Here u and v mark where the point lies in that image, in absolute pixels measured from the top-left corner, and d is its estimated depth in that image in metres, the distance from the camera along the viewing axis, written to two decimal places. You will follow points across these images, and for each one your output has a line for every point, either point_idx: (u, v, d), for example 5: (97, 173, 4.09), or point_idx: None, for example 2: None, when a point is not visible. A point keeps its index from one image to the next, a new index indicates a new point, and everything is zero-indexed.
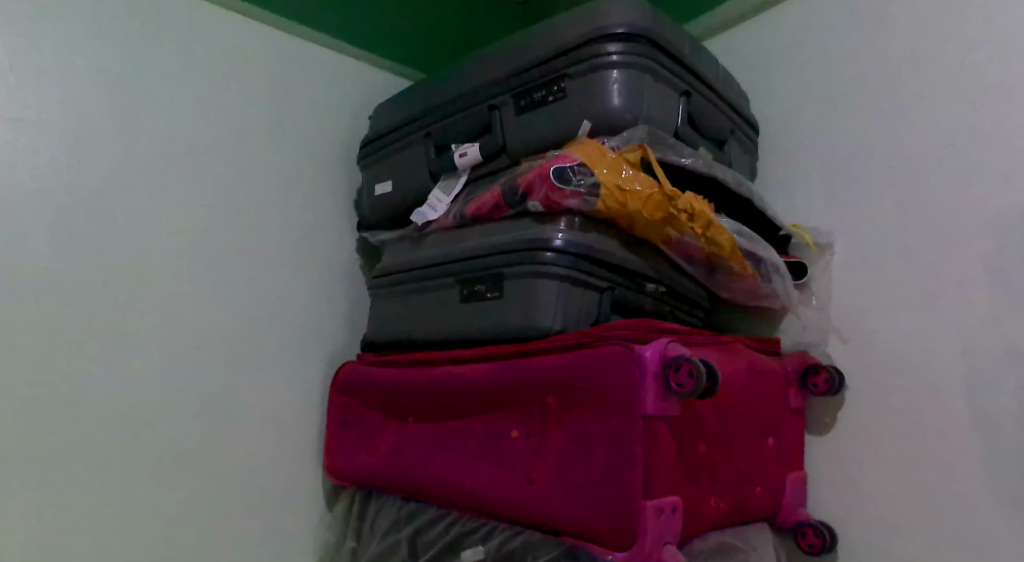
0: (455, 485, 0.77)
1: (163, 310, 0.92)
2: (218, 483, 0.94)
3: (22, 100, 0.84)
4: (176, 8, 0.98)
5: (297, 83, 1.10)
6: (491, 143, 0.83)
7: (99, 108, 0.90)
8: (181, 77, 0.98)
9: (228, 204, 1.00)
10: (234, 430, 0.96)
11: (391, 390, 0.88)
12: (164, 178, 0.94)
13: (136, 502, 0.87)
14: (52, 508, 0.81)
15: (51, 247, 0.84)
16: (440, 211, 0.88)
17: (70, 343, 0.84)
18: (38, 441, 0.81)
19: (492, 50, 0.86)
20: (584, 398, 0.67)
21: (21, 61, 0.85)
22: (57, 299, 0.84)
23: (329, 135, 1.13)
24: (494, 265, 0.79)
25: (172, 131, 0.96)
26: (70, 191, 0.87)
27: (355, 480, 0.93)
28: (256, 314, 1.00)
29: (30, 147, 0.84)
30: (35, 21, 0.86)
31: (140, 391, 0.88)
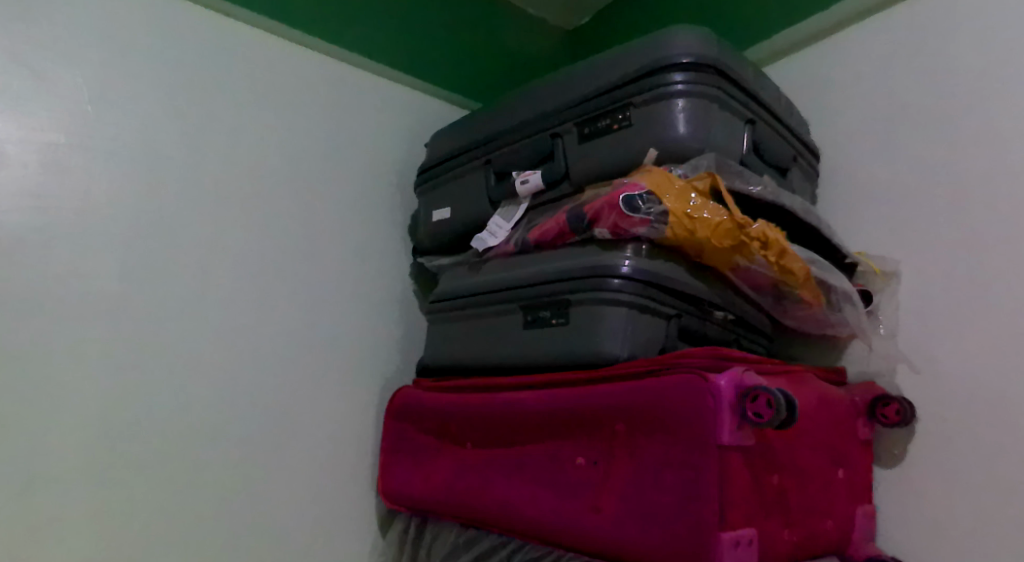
0: (518, 512, 0.77)
1: (224, 333, 0.93)
2: (274, 506, 0.94)
3: (99, 129, 0.88)
4: (242, 41, 1.02)
5: (355, 111, 1.12)
6: (553, 170, 0.83)
7: (168, 136, 0.93)
8: (246, 106, 1.01)
9: (287, 229, 1.01)
10: (289, 452, 0.96)
11: (450, 414, 0.88)
12: (228, 204, 0.97)
13: (194, 524, 0.87)
14: (113, 525, 0.82)
15: (123, 270, 0.87)
16: (501, 237, 0.88)
17: (137, 365, 0.86)
18: (101, 459, 0.82)
19: (554, 78, 0.87)
20: (656, 426, 0.67)
21: (99, 92, 0.89)
22: (127, 321, 0.86)
23: (386, 162, 1.15)
24: (560, 292, 0.79)
25: (237, 157, 0.99)
26: (141, 215, 0.89)
27: (411, 506, 0.92)
28: (313, 337, 1.01)
29: (106, 174, 0.87)
30: (113, 55, 0.90)
31: (202, 411, 0.90)
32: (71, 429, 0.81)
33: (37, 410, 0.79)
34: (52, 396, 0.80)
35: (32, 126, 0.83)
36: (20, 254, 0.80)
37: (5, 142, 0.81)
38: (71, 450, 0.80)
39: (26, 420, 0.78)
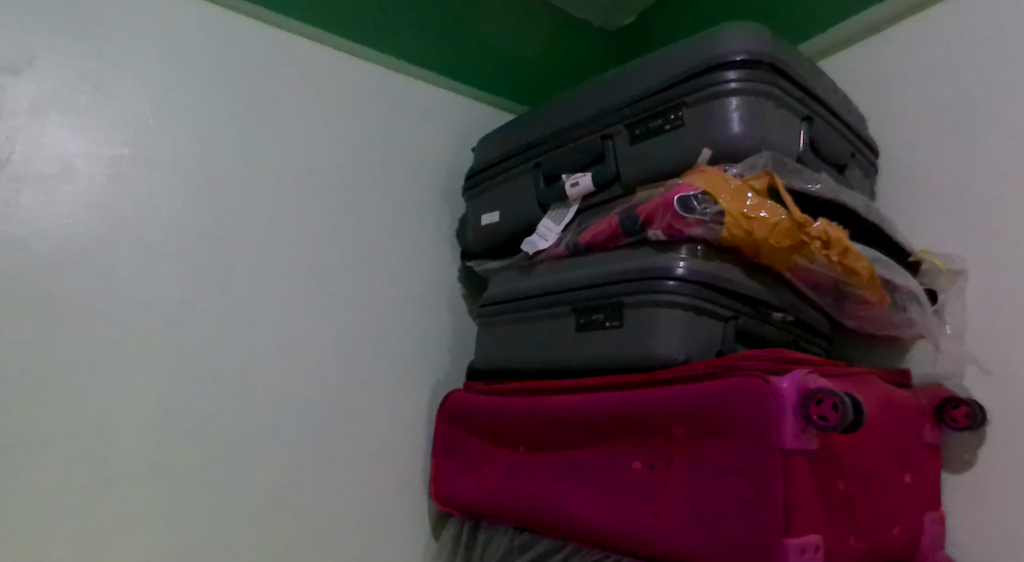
0: (573, 516, 0.77)
1: (279, 338, 0.95)
2: (329, 508, 0.95)
3: (159, 141, 0.91)
4: (293, 52, 1.04)
5: (402, 117, 1.13)
6: (603, 173, 0.83)
7: (224, 146, 0.96)
8: (297, 116, 1.03)
9: (338, 235, 1.03)
10: (343, 455, 0.98)
11: (502, 418, 0.88)
12: (281, 212, 0.99)
13: (254, 526, 0.89)
14: (177, 526, 0.84)
15: (184, 277, 0.90)
16: (551, 240, 0.88)
17: (198, 370, 0.89)
18: (166, 462, 0.85)
19: (603, 80, 0.87)
20: (716, 429, 0.66)
21: (159, 106, 0.92)
22: (188, 328, 0.89)
23: (434, 168, 1.16)
24: (613, 294, 0.78)
25: (289, 166, 1.01)
26: (200, 225, 0.92)
27: (464, 509, 0.93)
28: (364, 341, 1.03)
29: (166, 185, 0.90)
30: (172, 69, 0.93)
31: (259, 415, 0.92)
32: (139, 432, 0.84)
33: (106, 414, 0.82)
34: (120, 400, 0.83)
35: (99, 141, 0.87)
36: (89, 263, 0.84)
37: (73, 157, 0.85)
38: (139, 453, 0.83)
39: (97, 424, 0.81)
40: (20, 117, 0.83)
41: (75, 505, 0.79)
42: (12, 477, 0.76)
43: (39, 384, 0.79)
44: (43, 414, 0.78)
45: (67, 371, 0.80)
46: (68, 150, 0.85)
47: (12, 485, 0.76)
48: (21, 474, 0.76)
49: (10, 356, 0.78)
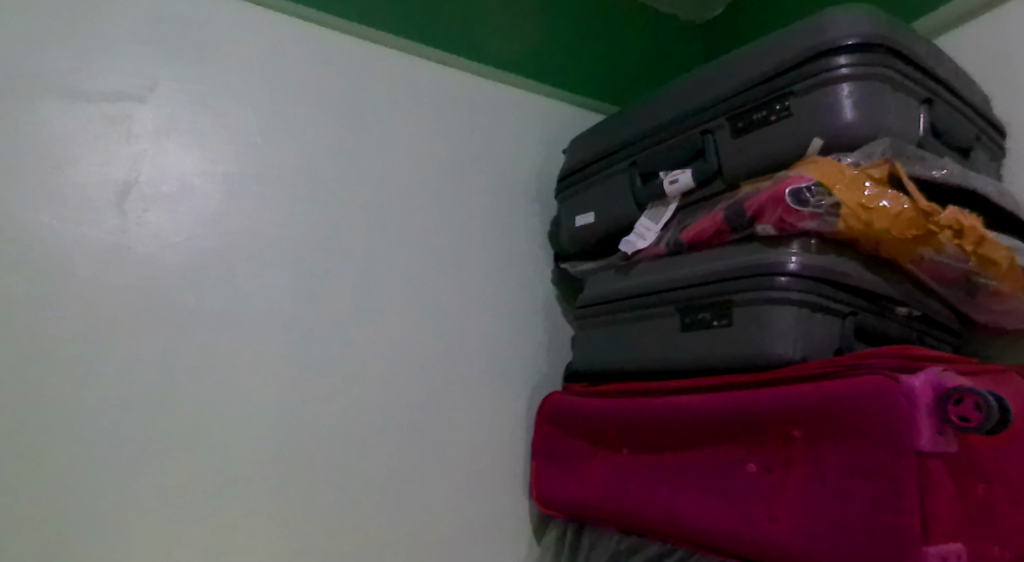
0: (682, 520, 0.75)
1: (382, 343, 0.98)
2: (432, 508, 0.97)
3: (268, 157, 0.96)
4: (388, 65, 1.07)
5: (492, 123, 1.15)
6: (704, 168, 0.81)
7: (326, 159, 0.99)
8: (392, 126, 1.06)
9: (434, 241, 1.05)
10: (445, 456, 1.00)
11: (604, 419, 0.88)
12: (380, 220, 1.02)
13: (364, 527, 0.92)
14: (292, 523, 0.88)
15: (293, 286, 0.94)
16: (650, 239, 0.87)
17: (309, 374, 0.92)
18: (281, 464, 0.89)
19: (701, 74, 0.85)
20: (839, 431, 0.63)
21: (267, 124, 0.96)
22: (299, 334, 0.93)
23: (524, 171, 1.16)
24: (720, 292, 0.76)
25: (386, 175, 1.04)
26: (307, 235, 0.96)
27: (565, 511, 0.92)
28: (462, 344, 1.04)
29: (275, 198, 0.95)
30: (277, 87, 0.98)
31: (365, 417, 0.95)
32: (257, 435, 0.88)
33: (228, 418, 0.87)
34: (239, 404, 0.88)
35: (214, 160, 0.92)
36: (208, 274, 0.89)
37: (192, 175, 0.91)
38: (257, 456, 0.88)
39: (219, 426, 0.86)
40: (145, 140, 0.89)
41: (202, 504, 0.84)
42: (147, 478, 0.81)
43: (168, 390, 0.84)
44: (173, 419, 0.84)
45: (192, 378, 0.86)
46: (187, 169, 0.91)
47: (148, 484, 0.81)
48: (155, 475, 0.82)
49: (143, 364, 0.83)
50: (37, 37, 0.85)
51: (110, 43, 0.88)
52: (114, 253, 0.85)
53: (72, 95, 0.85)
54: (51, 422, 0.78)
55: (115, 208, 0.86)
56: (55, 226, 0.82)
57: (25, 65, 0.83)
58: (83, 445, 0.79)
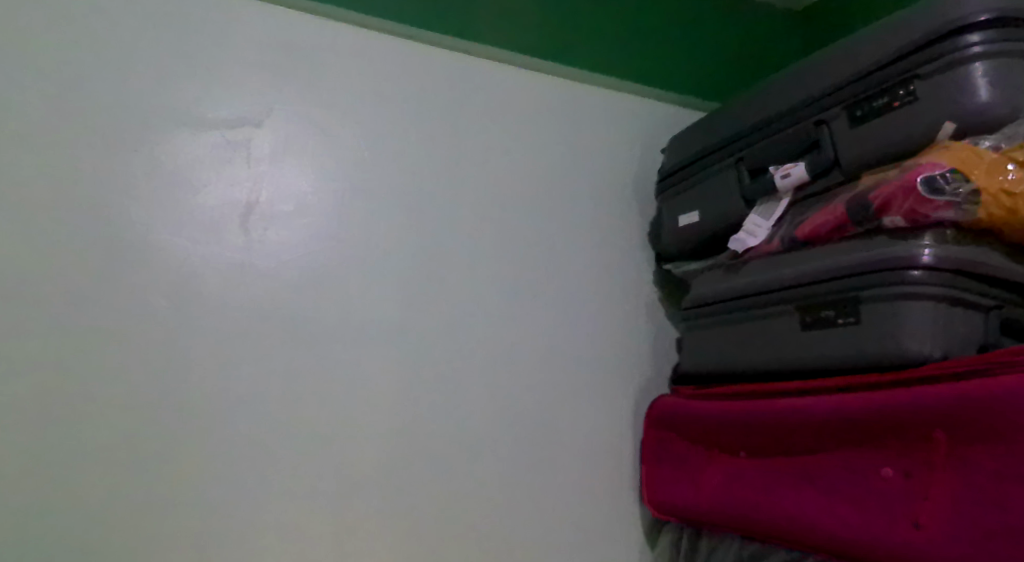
0: (809, 527, 0.72)
1: (489, 349, 1.00)
2: (544, 510, 0.98)
3: (376, 172, 0.99)
4: (484, 75, 1.09)
5: (588, 126, 1.15)
6: (819, 161, 0.78)
7: (429, 170, 1.02)
8: (490, 135, 1.07)
9: (535, 246, 1.06)
10: (554, 459, 1.00)
11: (719, 422, 0.86)
12: (482, 228, 1.04)
13: (479, 529, 0.94)
14: (411, 525, 0.91)
15: (404, 295, 0.97)
16: (762, 235, 0.85)
17: (421, 380, 0.95)
18: (399, 467, 0.92)
19: (811, 62, 0.82)
20: (988, 433, 0.59)
21: (373, 140, 1.00)
22: (411, 341, 0.96)
23: (622, 172, 1.16)
24: (845, 289, 0.73)
25: (487, 184, 1.05)
26: (414, 246, 0.99)
27: (681, 516, 0.91)
28: (567, 349, 1.05)
29: (383, 211, 0.98)
30: (382, 104, 1.02)
31: (476, 422, 0.97)
32: (376, 439, 0.92)
33: (348, 423, 0.91)
34: (359, 410, 0.92)
35: (326, 178, 0.97)
36: (326, 287, 0.93)
37: (307, 193, 0.95)
38: (376, 460, 0.91)
39: (340, 431, 0.90)
40: (264, 163, 0.94)
41: (328, 506, 0.88)
42: (278, 480, 0.86)
43: (293, 397, 0.89)
44: (299, 425, 0.89)
45: (315, 386, 0.90)
46: (302, 188, 0.95)
47: (279, 486, 0.86)
48: (285, 478, 0.87)
49: (270, 373, 0.89)
50: (168, 72, 0.91)
51: (230, 73, 0.94)
52: (242, 269, 0.90)
53: (198, 124, 0.92)
54: (193, 429, 0.84)
55: (239, 228, 0.91)
56: (189, 247, 0.89)
57: (158, 99, 0.90)
58: (221, 450, 0.85)
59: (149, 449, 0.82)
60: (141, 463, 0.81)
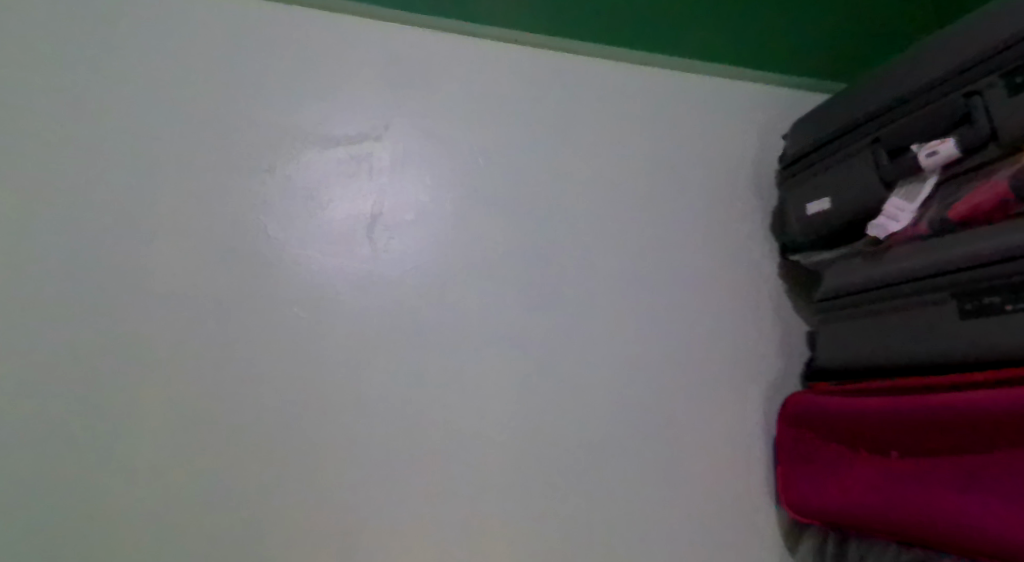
0: (977, 530, 0.66)
1: (610, 347, 0.99)
2: (674, 510, 0.97)
3: (492, 177, 1.01)
4: (592, 72, 1.08)
5: (700, 117, 1.12)
6: (974, 134, 0.72)
7: (543, 172, 1.03)
8: (601, 132, 1.07)
9: (651, 242, 1.05)
10: (682, 458, 0.99)
11: (866, 419, 0.81)
12: (598, 226, 1.03)
13: (610, 529, 0.94)
14: (542, 524, 0.92)
15: (524, 296, 0.98)
16: (906, 219, 0.78)
17: (545, 380, 0.96)
18: (531, 467, 0.93)
19: (959, 31, 0.76)
20: None
21: (487, 145, 1.02)
22: (533, 342, 0.97)
23: (737, 162, 1.12)
24: (1013, 274, 0.68)
25: (600, 182, 1.05)
26: (532, 247, 1.00)
27: (824, 519, 0.86)
28: (689, 345, 1.03)
29: (499, 215, 1.00)
30: (494, 110, 1.03)
31: (601, 421, 0.97)
32: (504, 440, 0.93)
33: (477, 424, 0.93)
34: (486, 411, 0.93)
35: (443, 185, 0.99)
36: (448, 291, 0.96)
37: (427, 201, 0.98)
38: (507, 459, 0.93)
39: (470, 432, 0.92)
40: (384, 174, 0.98)
41: (465, 504, 0.90)
42: (414, 480, 0.89)
43: (424, 400, 0.92)
44: (430, 426, 0.91)
45: (445, 387, 0.93)
46: (422, 197, 0.98)
47: (416, 486, 0.89)
48: (421, 478, 0.90)
49: (402, 377, 0.92)
50: (295, 94, 0.97)
51: (350, 91, 0.99)
52: (370, 278, 0.94)
53: (324, 142, 0.97)
54: (334, 431, 0.89)
55: (365, 239, 0.95)
56: (322, 259, 0.94)
57: (289, 122, 0.96)
58: (360, 451, 0.89)
59: (299, 451, 0.87)
60: (286, 464, 0.86)
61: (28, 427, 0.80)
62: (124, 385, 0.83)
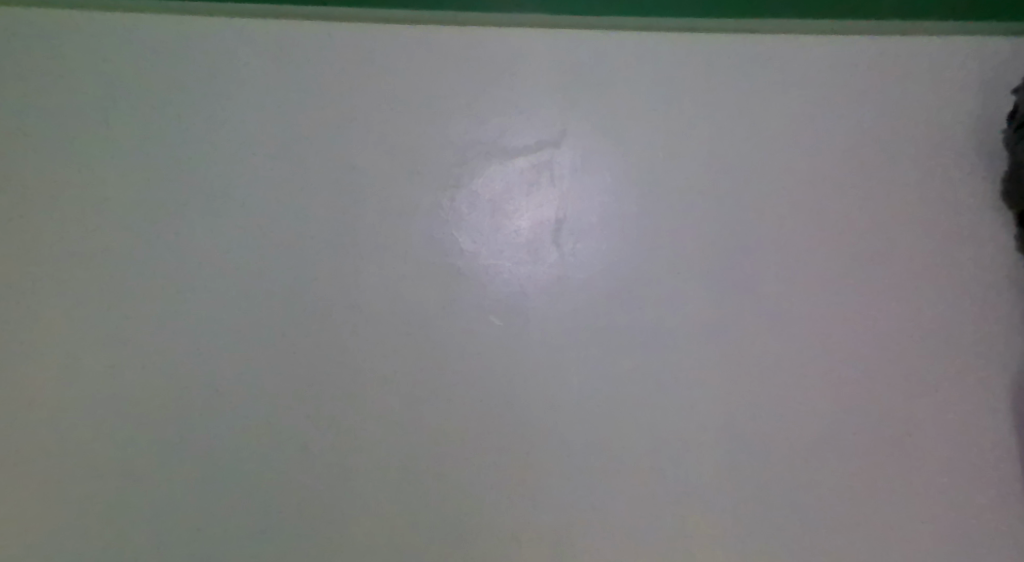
0: None
1: (812, 333, 0.97)
2: (891, 496, 0.94)
3: (674, 170, 1.01)
4: (772, 51, 1.05)
5: (897, 83, 1.04)
6: None
7: (727, 160, 1.01)
8: (785, 112, 1.03)
9: (849, 223, 1.00)
10: (897, 442, 0.95)
11: None
12: (789, 210, 1.00)
13: (822, 516, 0.93)
14: (751, 510, 0.92)
15: (718, 287, 0.98)
16: None
17: (746, 369, 0.96)
18: (736, 466, 0.93)
19: None
20: None
21: (667, 140, 1.02)
22: (731, 332, 0.97)
23: (945, 127, 1.03)
24: None
25: (788, 164, 1.02)
26: (723, 237, 0.99)
27: None
28: (899, 327, 0.98)
29: (685, 208, 1.00)
30: (672, 102, 1.03)
31: (807, 407, 0.95)
32: (708, 429, 0.94)
33: (680, 415, 0.94)
34: (688, 402, 0.94)
35: (626, 185, 1.00)
36: (640, 289, 0.97)
37: (612, 201, 0.99)
38: (712, 459, 0.93)
39: (673, 423, 0.94)
40: (566, 179, 1.00)
41: (673, 504, 0.92)
42: (622, 472, 0.92)
43: (626, 394, 0.94)
44: (632, 420, 0.93)
45: (645, 381, 0.95)
46: (605, 197, 0.99)
47: (624, 477, 0.92)
48: (628, 470, 0.92)
49: (602, 374, 0.94)
50: (477, 109, 1.01)
51: (529, 101, 1.01)
52: (561, 282, 0.96)
53: (507, 153, 1.00)
54: (541, 429, 0.92)
55: (552, 244, 0.98)
56: (512, 268, 0.97)
57: (474, 137, 1.00)
58: (566, 447, 0.92)
59: (509, 451, 0.92)
60: (499, 459, 0.91)
61: (282, 433, 0.91)
62: (352, 392, 0.92)
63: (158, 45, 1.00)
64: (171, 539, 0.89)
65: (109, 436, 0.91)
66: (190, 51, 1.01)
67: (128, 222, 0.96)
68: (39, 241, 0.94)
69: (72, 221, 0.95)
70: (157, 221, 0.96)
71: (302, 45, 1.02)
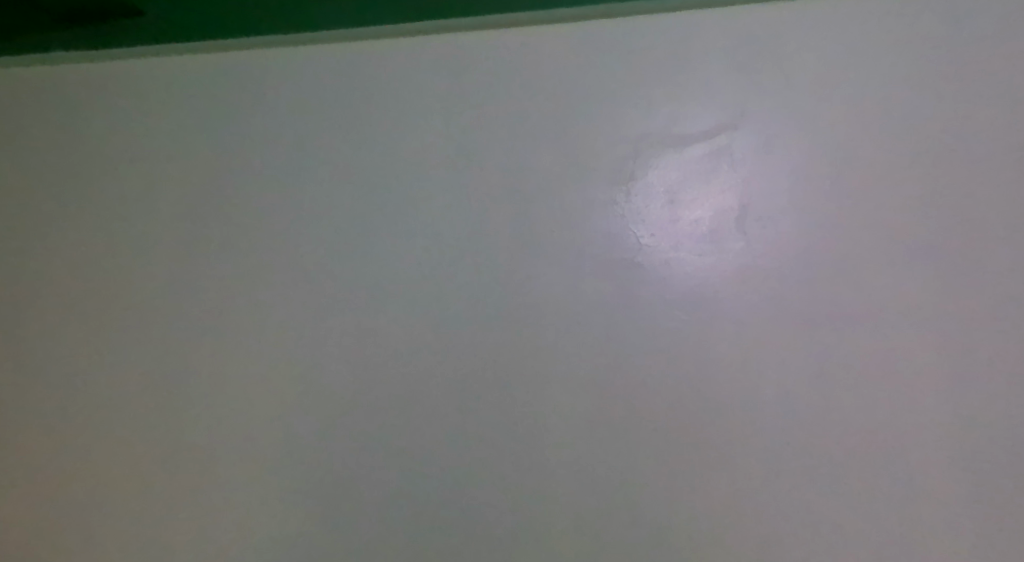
0: None
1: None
2: None
3: (859, 143, 0.95)
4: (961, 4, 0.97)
5: None
6: None
7: (917, 126, 0.94)
8: (980, 69, 0.95)
9: None
10: None
11: None
12: (991, 174, 0.92)
13: None
14: (967, 503, 0.84)
15: (917, 263, 0.90)
16: None
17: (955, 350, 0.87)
18: (947, 454, 0.85)
19: None
20: None
21: (849, 111, 0.96)
22: (937, 311, 0.89)
23: None
24: None
25: (987, 125, 0.93)
26: (919, 209, 0.92)
27: None
28: None
29: (875, 180, 0.93)
30: (851, 70, 0.97)
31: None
32: (914, 416, 0.86)
33: (881, 401, 0.87)
34: (891, 387, 0.87)
35: (809, 165, 0.95)
36: (833, 272, 0.91)
37: (796, 184, 0.94)
38: (920, 449, 0.86)
39: (875, 409, 0.87)
40: (746, 164, 0.95)
41: (876, 495, 0.85)
42: (819, 460, 0.86)
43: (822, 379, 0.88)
44: (829, 406, 0.88)
45: (841, 366, 0.89)
46: (789, 180, 0.94)
47: (822, 467, 0.86)
48: (825, 459, 0.86)
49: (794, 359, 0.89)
50: (646, 97, 0.99)
51: (700, 85, 0.98)
52: (747, 271, 0.92)
53: (682, 140, 0.97)
54: (728, 418, 0.88)
55: (736, 232, 0.94)
56: (694, 260, 0.93)
57: (646, 126, 0.98)
58: (756, 436, 0.88)
59: (695, 441, 0.88)
60: (687, 451, 0.88)
61: (466, 428, 0.92)
62: (532, 386, 0.92)
63: (336, 65, 1.07)
64: (362, 534, 0.91)
65: (311, 432, 0.96)
66: (362, 64, 1.07)
67: (314, 228, 1.03)
68: (248, 252, 1.03)
69: (266, 227, 1.04)
70: (341, 229, 1.02)
71: (467, 50, 1.05)
